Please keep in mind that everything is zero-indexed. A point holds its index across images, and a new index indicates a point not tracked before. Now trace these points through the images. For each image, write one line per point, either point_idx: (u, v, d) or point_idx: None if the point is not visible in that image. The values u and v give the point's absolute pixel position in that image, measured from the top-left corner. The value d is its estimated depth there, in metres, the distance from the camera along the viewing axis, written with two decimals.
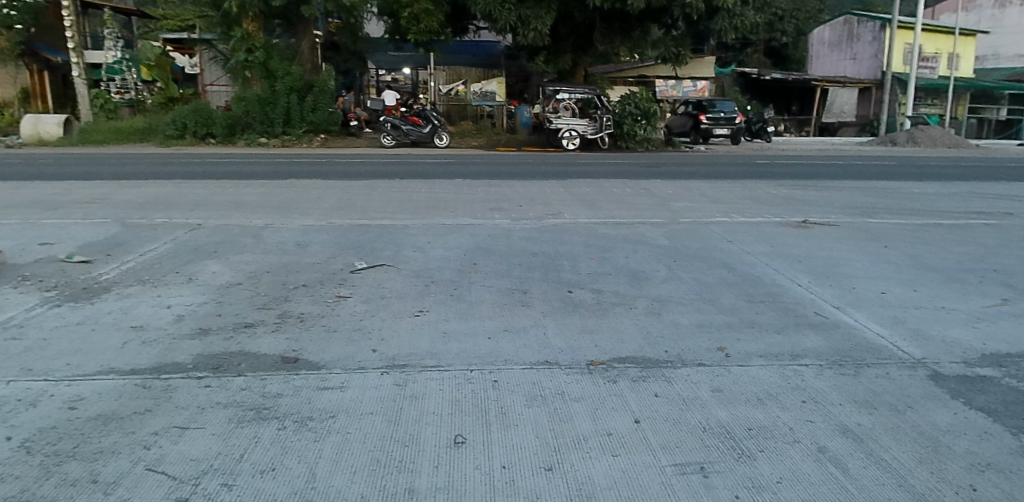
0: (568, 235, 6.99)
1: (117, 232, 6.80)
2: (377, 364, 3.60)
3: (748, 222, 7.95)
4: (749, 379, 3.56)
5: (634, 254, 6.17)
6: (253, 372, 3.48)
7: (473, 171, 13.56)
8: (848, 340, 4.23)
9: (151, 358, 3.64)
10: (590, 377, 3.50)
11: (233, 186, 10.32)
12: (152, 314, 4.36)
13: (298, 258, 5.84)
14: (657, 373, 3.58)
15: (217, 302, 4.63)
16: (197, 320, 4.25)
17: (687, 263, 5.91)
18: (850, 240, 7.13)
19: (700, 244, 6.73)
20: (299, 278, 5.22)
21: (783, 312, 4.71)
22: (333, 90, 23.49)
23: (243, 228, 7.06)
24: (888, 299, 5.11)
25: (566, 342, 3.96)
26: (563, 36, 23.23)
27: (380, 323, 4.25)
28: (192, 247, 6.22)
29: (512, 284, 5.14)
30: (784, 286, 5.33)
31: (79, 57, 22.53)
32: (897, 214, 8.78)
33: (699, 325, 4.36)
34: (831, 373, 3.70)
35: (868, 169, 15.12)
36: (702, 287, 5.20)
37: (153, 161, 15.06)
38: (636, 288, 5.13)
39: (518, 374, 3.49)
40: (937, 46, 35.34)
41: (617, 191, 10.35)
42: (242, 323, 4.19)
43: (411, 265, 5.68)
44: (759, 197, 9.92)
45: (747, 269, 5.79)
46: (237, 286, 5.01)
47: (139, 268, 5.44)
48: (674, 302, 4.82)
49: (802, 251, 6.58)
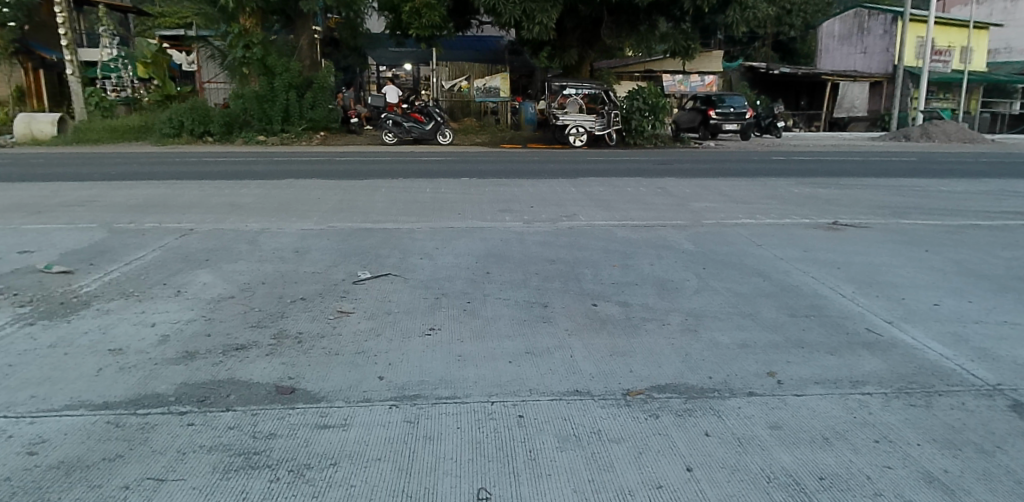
0: (586, 239, 6.54)
1: (103, 238, 6.40)
2: (385, 395, 3.15)
3: (776, 223, 7.49)
4: (809, 413, 3.10)
5: (659, 261, 5.71)
6: (244, 406, 3.04)
7: (478, 169, 13.13)
8: (909, 362, 3.77)
9: (128, 389, 3.20)
10: (627, 410, 3.05)
11: (229, 187, 9.89)
12: (133, 333, 3.93)
13: (296, 268, 5.41)
14: (704, 405, 3.13)
15: (206, 319, 4.19)
16: (182, 341, 3.81)
17: (718, 271, 5.45)
18: (887, 244, 6.69)
19: (730, 248, 6.29)
20: (299, 290, 4.80)
21: (831, 329, 4.25)
22: (333, 87, 22.97)
23: (237, 232, 6.64)
24: (942, 312, 4.66)
25: (595, 368, 3.51)
26: (568, 31, 22.80)
27: (388, 344, 3.80)
28: (182, 254, 5.80)
29: (530, 296, 4.70)
30: (827, 297, 4.88)
31: (73, 55, 22.14)
32: (930, 215, 8.31)
33: (742, 345, 3.90)
34: (899, 404, 3.24)
35: (890, 165, 14.61)
36: (738, 299, 4.74)
37: (147, 161, 14.65)
38: (665, 300, 4.69)
39: (545, 408, 3.04)
40: (949, 39, 34.72)
41: (632, 190, 9.87)
42: (233, 345, 3.76)
43: (419, 274, 5.25)
44: (782, 197, 9.44)
45: (783, 277, 5.35)
46: (229, 299, 4.58)
47: (123, 280, 5.01)
48: (710, 317, 4.38)
49: (839, 256, 6.13)
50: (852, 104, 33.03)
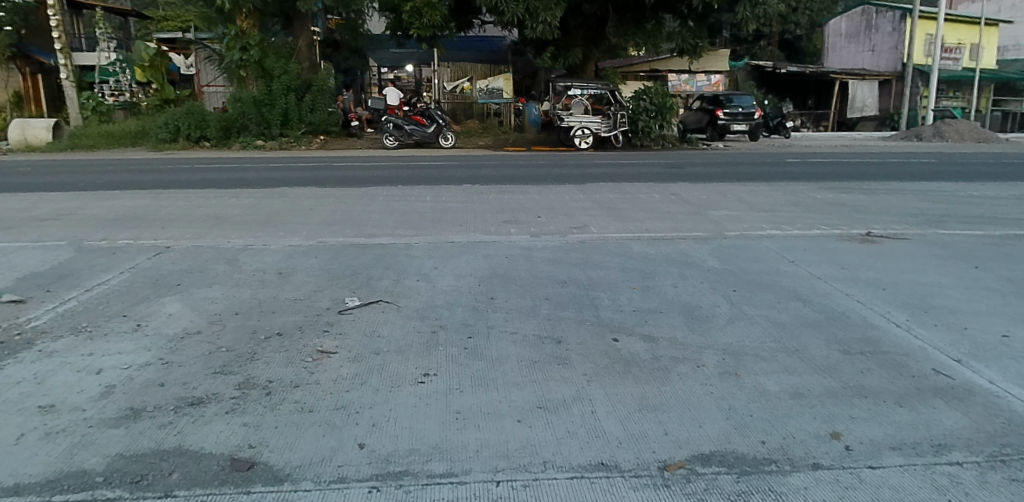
0: (600, 255, 5.92)
1: (69, 258, 5.79)
2: (365, 472, 2.54)
3: (805, 234, 6.87)
4: (893, 496, 2.49)
5: (683, 282, 5.10)
6: (186, 490, 2.43)
7: (482, 174, 12.58)
8: (994, 416, 3.16)
9: (49, 465, 2.59)
10: (667, 493, 2.44)
11: (217, 197, 9.31)
12: (74, 382, 3.33)
13: (277, 293, 4.80)
14: (760, 485, 2.53)
15: (163, 363, 3.57)
16: (128, 395, 3.19)
17: (751, 294, 4.85)
18: (929, 258, 6.09)
19: (759, 265, 5.68)
20: (276, 323, 4.18)
21: (893, 371, 3.66)
22: (333, 89, 22.33)
23: (216, 250, 6.04)
24: (1014, 345, 4.04)
25: (622, 429, 2.90)
26: (572, 29, 22.16)
27: (374, 396, 3.19)
28: (151, 278, 5.18)
29: (540, 329, 4.08)
30: (880, 328, 4.28)
31: (67, 58, 21.53)
32: (968, 224, 7.68)
33: (795, 395, 3.31)
34: (999, 479, 2.62)
35: (910, 167, 13.97)
36: (779, 331, 4.15)
37: (139, 169, 14.04)
38: (696, 331, 4.09)
39: (564, 491, 2.43)
40: (960, 36, 34.05)
41: (644, 197, 9.25)
42: (188, 399, 3.15)
43: (415, 300, 4.64)
44: (805, 204, 8.82)
45: (826, 301, 4.75)
46: (194, 335, 3.98)
47: (79, 311, 4.41)
48: (750, 354, 3.77)
49: (881, 274, 5.51)
50: (863, 103, 32.54)
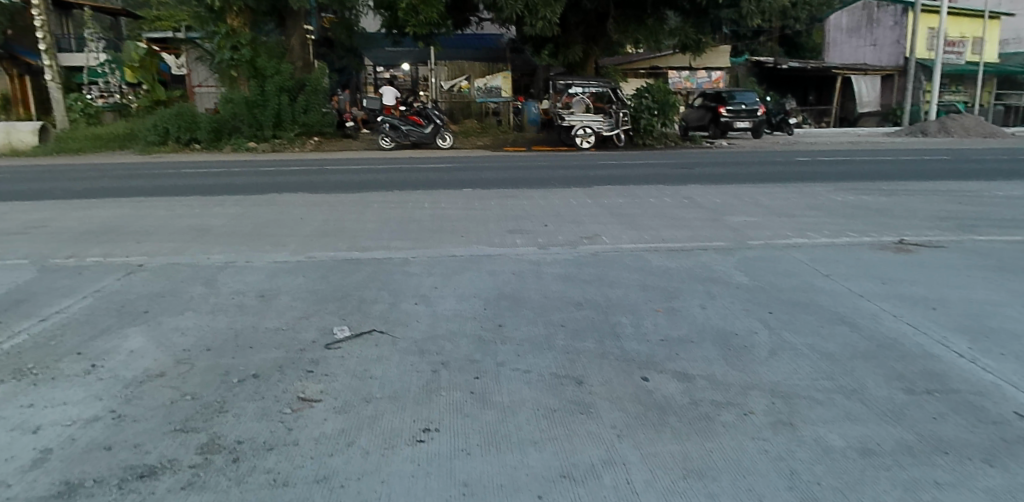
0: (615, 270, 5.38)
1: (28, 279, 5.25)
2: None
3: (835, 243, 6.32)
4: None
5: (711, 303, 4.58)
6: None
7: (483, 177, 12.05)
8: None
9: None
10: None
11: (201, 206, 8.74)
12: (4, 446, 2.78)
13: (258, 322, 4.26)
14: None
15: (115, 418, 3.02)
16: (66, 465, 2.64)
17: (789, 317, 4.33)
18: (975, 270, 5.54)
19: (792, 280, 5.15)
20: (252, 362, 3.64)
21: (973, 416, 3.11)
22: (327, 89, 21.67)
23: (193, 269, 5.50)
24: None
25: None
26: (572, 26, 21.55)
27: (362, 465, 2.63)
28: (116, 304, 4.64)
29: (558, 367, 3.54)
30: (944, 360, 3.73)
31: (52, 58, 20.89)
32: (1004, 229, 7.13)
33: (865, 453, 2.77)
34: None
35: (922, 165, 13.46)
36: (830, 365, 3.62)
37: (123, 174, 13.46)
38: (735, 366, 3.56)
39: None
40: (963, 29, 33.56)
41: (654, 202, 8.70)
42: (137, 470, 2.60)
43: (413, 330, 4.10)
44: (826, 207, 8.28)
45: (875, 326, 4.21)
46: (157, 378, 3.43)
47: (25, 348, 3.85)
48: (805, 397, 3.24)
49: (926, 291, 4.97)
50: (868, 98, 31.48)
